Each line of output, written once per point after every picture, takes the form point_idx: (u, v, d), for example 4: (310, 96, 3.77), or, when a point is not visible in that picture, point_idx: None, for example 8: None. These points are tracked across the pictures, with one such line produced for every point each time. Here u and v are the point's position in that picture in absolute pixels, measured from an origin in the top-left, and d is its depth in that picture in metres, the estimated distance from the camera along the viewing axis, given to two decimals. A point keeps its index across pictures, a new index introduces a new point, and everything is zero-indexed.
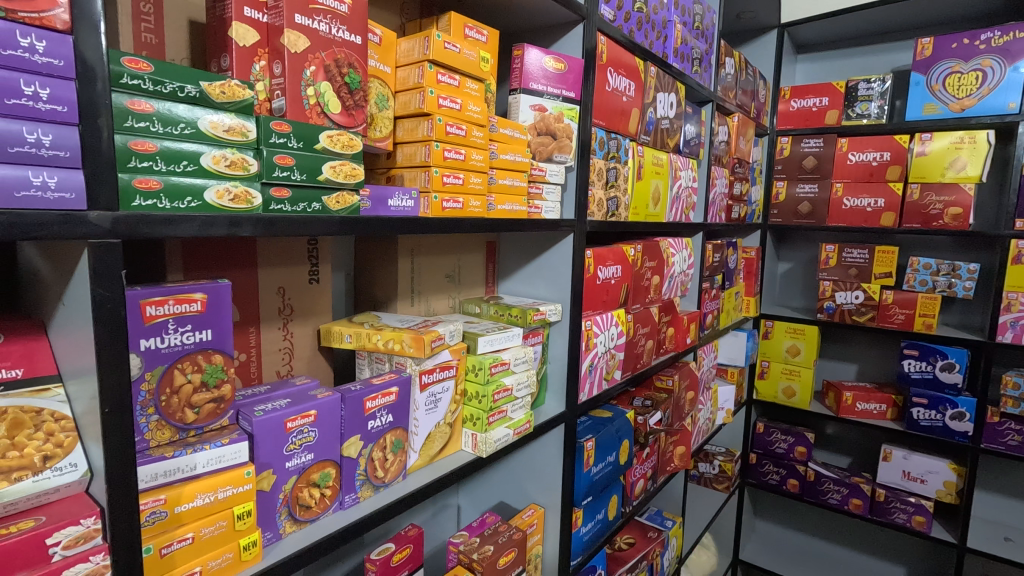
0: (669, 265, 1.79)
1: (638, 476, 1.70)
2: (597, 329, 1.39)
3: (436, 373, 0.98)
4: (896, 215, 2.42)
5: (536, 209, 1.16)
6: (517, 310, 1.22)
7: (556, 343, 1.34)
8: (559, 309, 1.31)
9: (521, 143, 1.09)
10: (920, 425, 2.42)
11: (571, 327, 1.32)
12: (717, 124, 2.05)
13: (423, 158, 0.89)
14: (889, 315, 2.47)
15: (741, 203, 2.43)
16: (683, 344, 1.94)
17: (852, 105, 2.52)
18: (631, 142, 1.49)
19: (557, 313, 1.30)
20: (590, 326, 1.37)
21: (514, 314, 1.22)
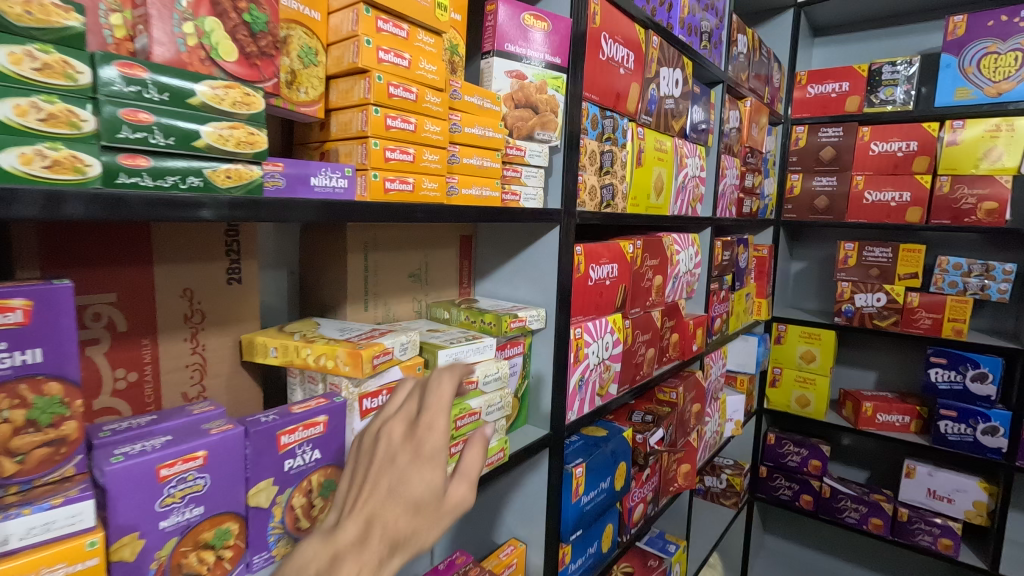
0: (674, 264, 1.59)
1: (637, 501, 1.51)
2: (587, 338, 1.21)
3: (382, 397, 0.80)
4: (923, 211, 2.21)
5: (512, 196, 0.97)
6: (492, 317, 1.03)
7: (542, 354, 1.15)
8: (542, 317, 1.13)
9: (493, 116, 0.90)
10: (948, 440, 2.22)
11: (558, 336, 1.14)
12: (728, 109, 1.85)
13: (359, 127, 0.70)
14: (914, 320, 2.27)
15: (754, 196, 2.23)
16: (688, 352, 1.75)
17: (875, 90, 2.31)
18: (630, 122, 1.30)
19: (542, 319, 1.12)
20: (581, 333, 1.19)
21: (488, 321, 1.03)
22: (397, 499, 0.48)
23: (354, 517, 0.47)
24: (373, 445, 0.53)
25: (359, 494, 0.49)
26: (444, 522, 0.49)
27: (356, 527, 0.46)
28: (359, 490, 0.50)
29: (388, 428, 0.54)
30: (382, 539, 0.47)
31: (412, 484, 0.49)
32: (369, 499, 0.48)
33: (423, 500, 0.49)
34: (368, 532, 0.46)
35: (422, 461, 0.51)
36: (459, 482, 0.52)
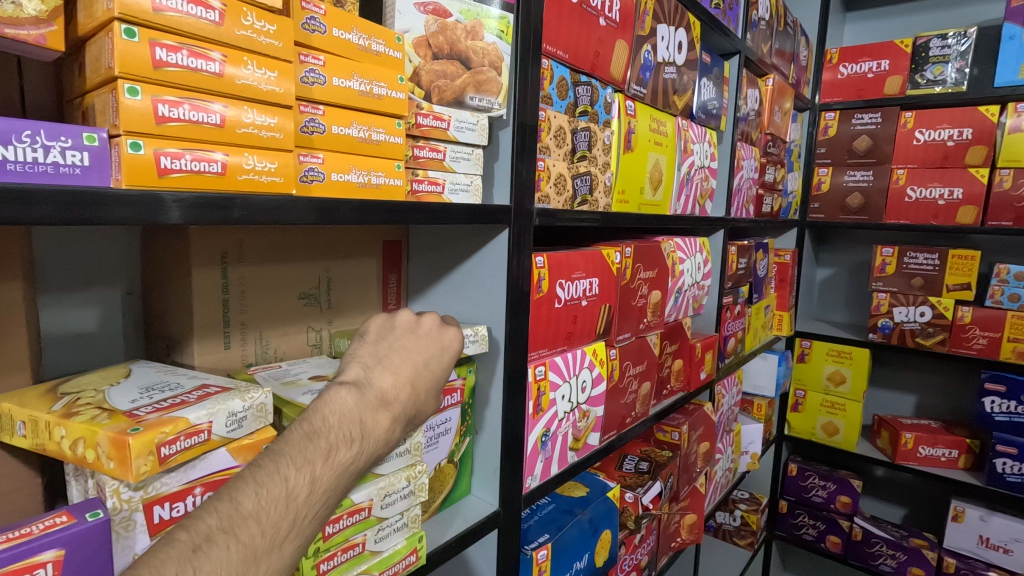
0: (676, 276, 1.28)
1: (628, 570, 1.21)
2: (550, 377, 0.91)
3: (191, 500, 0.51)
4: (977, 210, 1.87)
5: (428, 186, 0.67)
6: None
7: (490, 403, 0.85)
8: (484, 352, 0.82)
9: (391, 67, 0.60)
10: (1006, 481, 1.87)
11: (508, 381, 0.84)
12: (746, 86, 1.53)
13: (107, 63, 0.41)
14: (965, 339, 1.93)
15: (775, 192, 1.90)
16: (695, 381, 1.44)
17: (920, 69, 1.97)
18: (615, 95, 1.00)
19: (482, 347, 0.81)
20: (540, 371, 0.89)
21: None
22: (425, 378, 0.60)
23: (391, 378, 0.56)
24: (397, 322, 0.62)
25: (392, 362, 0.57)
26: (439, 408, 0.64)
27: (397, 390, 0.56)
28: (391, 357, 0.58)
29: (410, 319, 0.63)
30: (411, 405, 0.58)
31: (433, 371, 0.61)
32: (402, 370, 0.58)
33: (439, 386, 0.62)
34: (401, 395, 0.56)
35: (443, 357, 0.63)
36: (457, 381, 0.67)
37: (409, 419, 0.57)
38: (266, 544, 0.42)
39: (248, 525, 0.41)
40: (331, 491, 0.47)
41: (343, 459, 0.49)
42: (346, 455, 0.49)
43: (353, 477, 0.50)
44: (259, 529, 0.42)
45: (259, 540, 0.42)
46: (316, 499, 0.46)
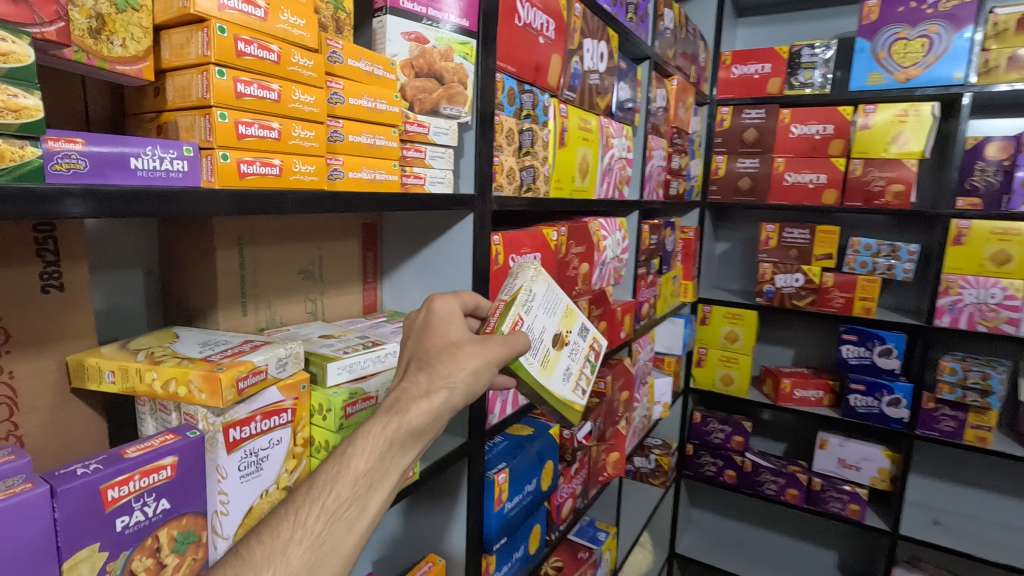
0: (601, 250, 1.52)
1: (566, 497, 1.46)
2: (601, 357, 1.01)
3: (255, 424, 0.67)
4: (837, 192, 2.27)
5: (414, 179, 0.84)
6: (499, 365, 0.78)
7: (586, 378, 0.91)
8: (552, 293, 0.89)
9: (387, 85, 0.76)
10: (857, 412, 2.32)
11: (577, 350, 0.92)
12: (655, 87, 1.78)
13: (199, 93, 0.55)
14: (828, 299, 2.34)
15: (681, 177, 2.20)
16: (616, 340, 1.71)
17: (794, 73, 2.33)
18: (551, 99, 1.19)
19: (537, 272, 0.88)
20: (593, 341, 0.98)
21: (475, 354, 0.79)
22: (425, 360, 0.72)
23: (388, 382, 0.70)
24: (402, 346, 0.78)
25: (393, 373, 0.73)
26: (464, 369, 0.71)
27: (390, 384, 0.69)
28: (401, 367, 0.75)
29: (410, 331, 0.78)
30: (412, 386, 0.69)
31: (434, 342, 0.73)
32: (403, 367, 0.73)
33: (442, 354, 0.72)
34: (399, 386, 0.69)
35: (441, 328, 0.75)
36: (478, 340, 0.74)
37: (413, 396, 0.68)
38: (268, 544, 0.54)
39: (253, 537, 0.54)
40: (332, 484, 0.59)
41: (339, 456, 0.61)
42: (343, 453, 0.61)
43: (358, 463, 0.61)
44: (260, 539, 0.54)
45: (260, 546, 0.53)
46: (316, 494, 0.57)
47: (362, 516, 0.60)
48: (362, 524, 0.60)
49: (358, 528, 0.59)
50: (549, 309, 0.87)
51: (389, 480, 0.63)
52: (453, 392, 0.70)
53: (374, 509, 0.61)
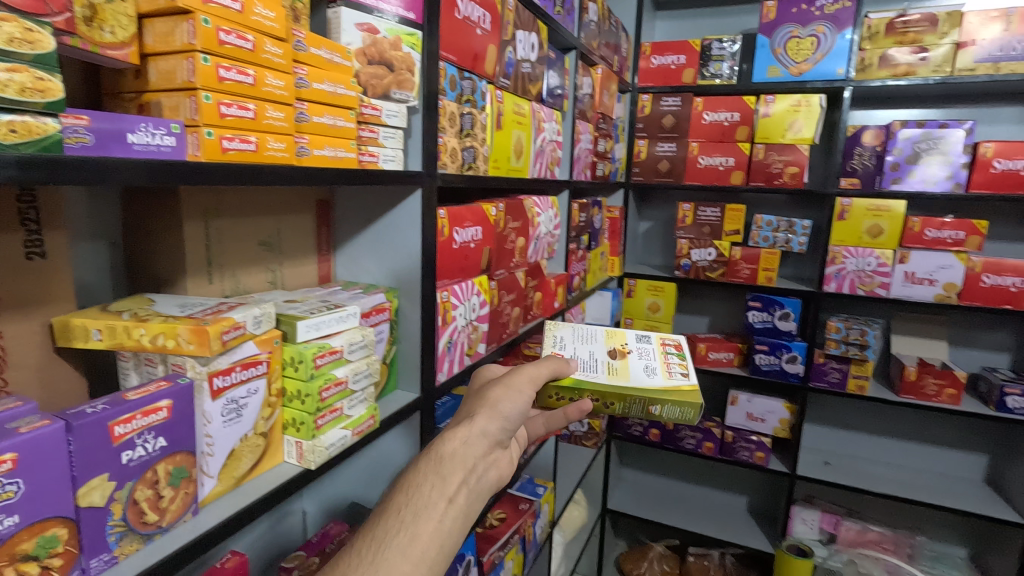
0: (535, 226, 1.66)
1: None
2: (682, 347, 1.20)
3: (236, 374, 0.75)
4: (743, 174, 2.53)
5: (369, 157, 0.93)
6: (560, 386, 0.99)
7: (674, 368, 1.09)
8: (581, 335, 1.22)
9: (345, 72, 0.85)
10: (761, 369, 2.62)
11: (642, 354, 1.15)
12: (581, 75, 1.93)
13: (185, 77, 0.63)
14: (736, 271, 2.61)
15: (606, 160, 2.37)
16: (550, 309, 1.86)
17: (706, 65, 2.55)
18: (488, 85, 1.30)
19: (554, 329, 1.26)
20: (661, 342, 1.22)
21: (556, 404, 1.02)
22: (459, 416, 0.85)
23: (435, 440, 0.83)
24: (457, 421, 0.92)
25: None
26: (484, 404, 0.84)
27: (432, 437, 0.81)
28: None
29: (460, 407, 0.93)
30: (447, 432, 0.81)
31: (466, 403, 0.87)
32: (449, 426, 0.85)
33: (470, 407, 0.85)
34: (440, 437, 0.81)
35: (473, 394, 0.90)
36: (494, 383, 0.88)
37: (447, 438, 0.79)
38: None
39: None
40: (379, 520, 0.69)
41: (388, 502, 0.71)
42: (390, 496, 0.72)
43: (402, 501, 0.71)
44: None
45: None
46: (367, 531, 0.68)
47: (412, 542, 0.67)
48: (415, 550, 0.67)
49: (412, 553, 0.66)
50: (585, 341, 1.19)
51: (435, 509, 0.71)
52: (476, 422, 0.81)
53: (424, 535, 0.68)
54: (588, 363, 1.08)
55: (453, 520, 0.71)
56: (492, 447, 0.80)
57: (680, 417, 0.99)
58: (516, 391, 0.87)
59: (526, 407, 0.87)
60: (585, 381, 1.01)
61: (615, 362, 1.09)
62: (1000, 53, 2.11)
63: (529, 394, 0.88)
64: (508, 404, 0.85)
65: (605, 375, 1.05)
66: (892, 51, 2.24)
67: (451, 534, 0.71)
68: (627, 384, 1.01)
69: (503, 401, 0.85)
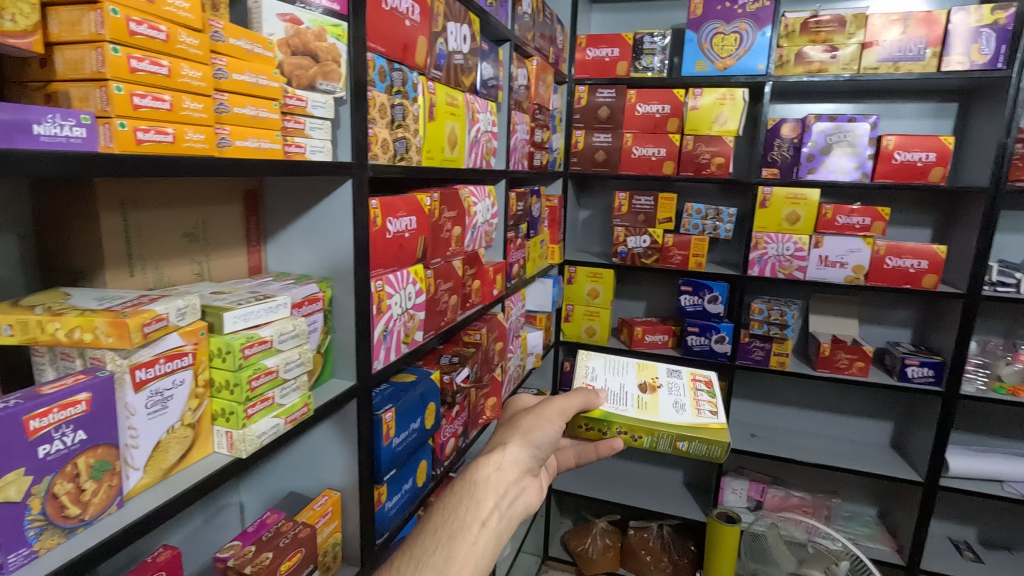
0: (472, 215, 1.70)
1: (448, 436, 1.66)
2: (712, 384, 1.30)
3: (159, 366, 0.75)
4: (674, 164, 2.64)
5: (296, 148, 0.93)
6: (590, 418, 1.10)
7: (703, 406, 1.19)
8: (614, 368, 1.34)
9: (266, 63, 0.85)
10: (693, 350, 2.77)
11: (672, 389, 1.26)
12: (516, 67, 1.96)
13: (94, 68, 0.62)
14: (669, 257, 2.74)
15: (543, 150, 2.42)
16: (489, 296, 1.91)
17: (639, 58, 2.64)
18: (420, 76, 1.32)
19: (587, 359, 1.38)
20: (691, 377, 1.33)
21: (586, 434, 1.12)
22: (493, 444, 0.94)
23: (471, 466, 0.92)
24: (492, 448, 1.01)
25: None
26: (517, 433, 0.94)
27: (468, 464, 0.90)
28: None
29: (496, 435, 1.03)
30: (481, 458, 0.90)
31: (501, 432, 0.96)
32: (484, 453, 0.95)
33: (503, 436, 0.94)
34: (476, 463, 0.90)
35: (508, 423, 0.99)
36: (526, 414, 0.99)
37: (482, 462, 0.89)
38: None
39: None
40: (418, 539, 0.78)
41: (427, 522, 0.80)
42: (428, 518, 0.81)
43: (441, 521, 0.80)
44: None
45: None
46: (407, 550, 0.76)
47: (448, 561, 0.75)
48: (451, 567, 0.75)
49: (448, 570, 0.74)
50: (617, 375, 1.30)
51: (469, 531, 0.79)
52: (508, 448, 0.90)
53: (458, 555, 0.76)
54: (618, 396, 1.20)
55: (487, 542, 0.79)
56: (524, 473, 0.88)
57: (707, 454, 1.07)
58: (545, 422, 0.97)
59: (554, 435, 0.96)
60: (613, 415, 1.11)
61: (645, 398, 1.20)
62: (899, 54, 2.30)
63: (557, 424, 0.98)
64: (537, 433, 0.94)
65: (634, 410, 1.15)
66: (807, 49, 2.39)
67: (485, 554, 0.78)
68: (655, 420, 1.11)
69: (535, 431, 0.94)
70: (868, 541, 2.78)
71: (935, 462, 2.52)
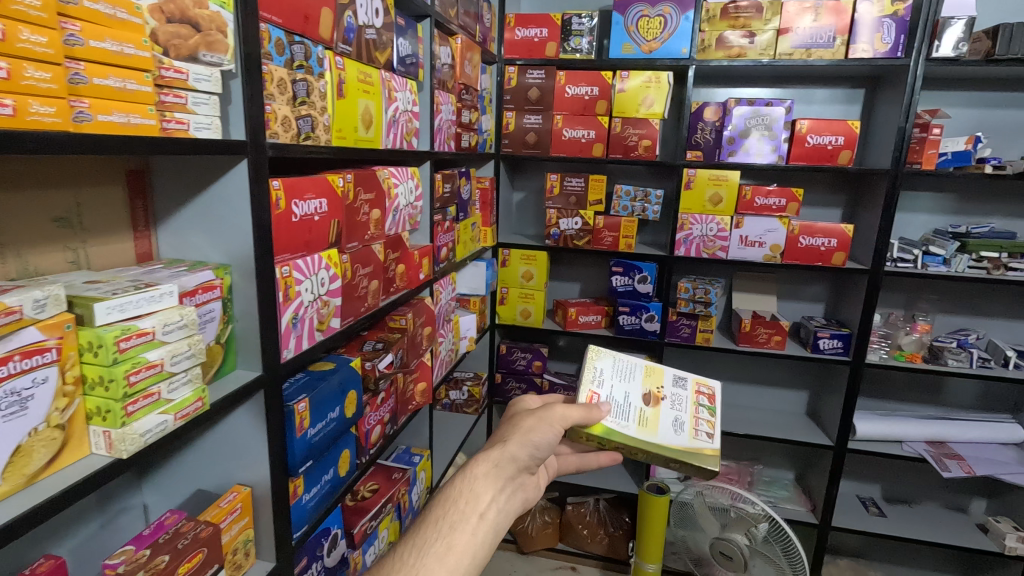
0: (392, 198, 1.65)
1: (373, 423, 1.63)
2: (714, 399, 1.30)
3: (14, 363, 0.68)
4: (603, 146, 2.66)
5: (176, 124, 0.87)
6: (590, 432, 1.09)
7: (703, 424, 1.19)
8: (619, 368, 1.30)
9: (134, 30, 0.78)
10: (625, 329, 2.84)
11: (676, 403, 1.24)
12: (438, 44, 1.91)
13: None
14: (600, 238, 2.78)
15: (472, 131, 2.39)
16: (415, 281, 1.87)
17: (567, 39, 2.64)
18: (326, 51, 1.26)
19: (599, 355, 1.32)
20: (698, 390, 1.31)
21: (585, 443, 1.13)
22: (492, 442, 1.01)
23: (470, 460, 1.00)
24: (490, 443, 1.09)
25: None
26: (517, 433, 1.00)
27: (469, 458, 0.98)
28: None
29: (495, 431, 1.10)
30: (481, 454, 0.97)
31: (500, 431, 1.04)
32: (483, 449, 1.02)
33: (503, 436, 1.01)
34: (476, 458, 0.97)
35: (507, 423, 1.07)
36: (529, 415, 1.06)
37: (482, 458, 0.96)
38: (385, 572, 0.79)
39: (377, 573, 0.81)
40: (420, 530, 0.85)
41: (429, 514, 0.87)
42: (429, 510, 0.88)
43: (443, 512, 0.87)
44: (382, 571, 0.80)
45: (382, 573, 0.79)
46: (410, 540, 0.84)
47: (447, 550, 0.82)
48: (450, 557, 0.82)
49: (447, 560, 0.81)
50: (622, 378, 1.27)
51: (467, 523, 0.86)
52: (507, 449, 0.97)
53: (457, 546, 0.83)
54: (620, 408, 1.18)
55: (484, 533, 0.86)
56: (519, 471, 0.97)
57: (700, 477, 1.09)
58: (546, 424, 1.04)
59: (552, 438, 1.03)
60: (613, 432, 1.11)
61: (647, 411, 1.19)
62: (811, 41, 2.39)
63: (557, 429, 1.04)
64: (536, 435, 1.01)
65: (635, 427, 1.14)
66: (727, 34, 2.45)
67: (482, 546, 0.86)
68: (653, 440, 1.11)
69: (535, 434, 1.01)
70: (786, 503, 2.96)
71: (843, 426, 2.71)
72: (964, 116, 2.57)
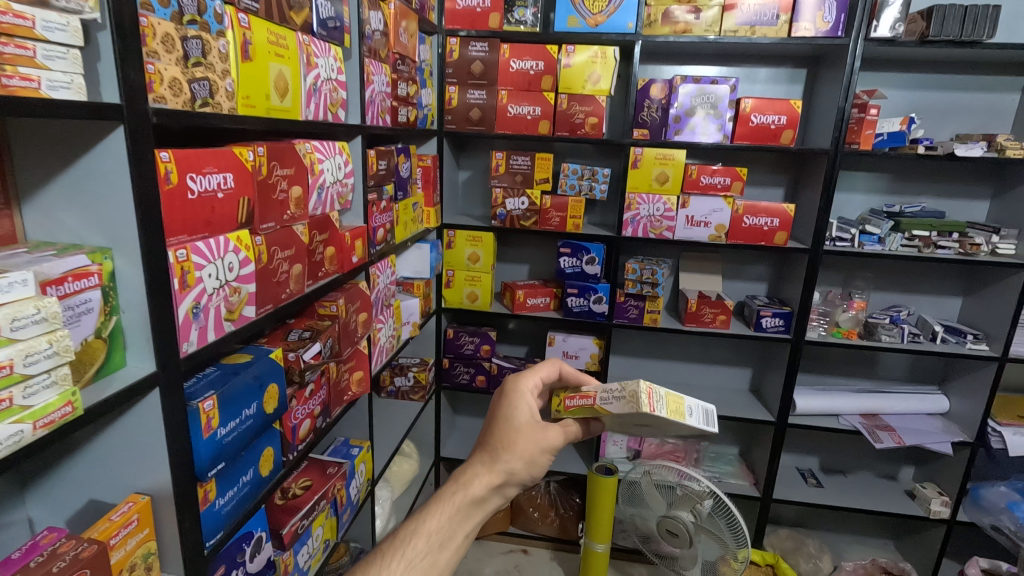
0: (316, 174, 1.52)
1: (301, 418, 1.52)
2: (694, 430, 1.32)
3: None
4: (549, 123, 2.58)
5: (23, 81, 0.74)
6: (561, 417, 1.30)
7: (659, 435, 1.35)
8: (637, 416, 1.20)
9: None
10: (573, 311, 2.79)
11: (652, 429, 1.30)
12: (367, 9, 1.77)
13: None
14: (548, 219, 2.71)
15: (410, 106, 2.26)
16: (348, 264, 1.75)
17: (510, 10, 2.52)
18: (227, 6, 1.12)
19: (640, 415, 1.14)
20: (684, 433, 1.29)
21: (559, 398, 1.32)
22: (494, 453, 1.06)
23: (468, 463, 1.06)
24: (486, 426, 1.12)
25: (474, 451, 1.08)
26: (520, 456, 1.06)
27: (470, 471, 1.04)
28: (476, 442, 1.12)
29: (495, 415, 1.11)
30: (481, 471, 1.04)
31: (506, 441, 1.07)
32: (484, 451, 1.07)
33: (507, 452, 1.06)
34: (476, 472, 1.04)
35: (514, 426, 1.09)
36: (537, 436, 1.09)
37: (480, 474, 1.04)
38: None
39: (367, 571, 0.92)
40: (412, 544, 0.95)
41: (423, 527, 0.97)
42: (422, 520, 0.98)
43: (434, 529, 0.98)
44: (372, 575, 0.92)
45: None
46: (400, 552, 0.94)
47: (431, 565, 0.95)
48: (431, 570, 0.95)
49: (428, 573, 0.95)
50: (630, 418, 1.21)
51: (452, 541, 0.98)
52: (507, 471, 1.04)
53: (440, 562, 0.96)
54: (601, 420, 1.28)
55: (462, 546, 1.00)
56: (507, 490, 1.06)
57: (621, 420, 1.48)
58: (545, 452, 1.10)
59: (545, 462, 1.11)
60: None
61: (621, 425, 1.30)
62: (755, 19, 2.37)
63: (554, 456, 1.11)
64: (535, 467, 1.07)
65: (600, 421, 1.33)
66: (673, 9, 2.40)
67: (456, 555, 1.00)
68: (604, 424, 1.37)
69: (535, 466, 1.07)
70: (730, 478, 3.02)
71: (784, 402, 2.77)
72: (899, 97, 2.62)
